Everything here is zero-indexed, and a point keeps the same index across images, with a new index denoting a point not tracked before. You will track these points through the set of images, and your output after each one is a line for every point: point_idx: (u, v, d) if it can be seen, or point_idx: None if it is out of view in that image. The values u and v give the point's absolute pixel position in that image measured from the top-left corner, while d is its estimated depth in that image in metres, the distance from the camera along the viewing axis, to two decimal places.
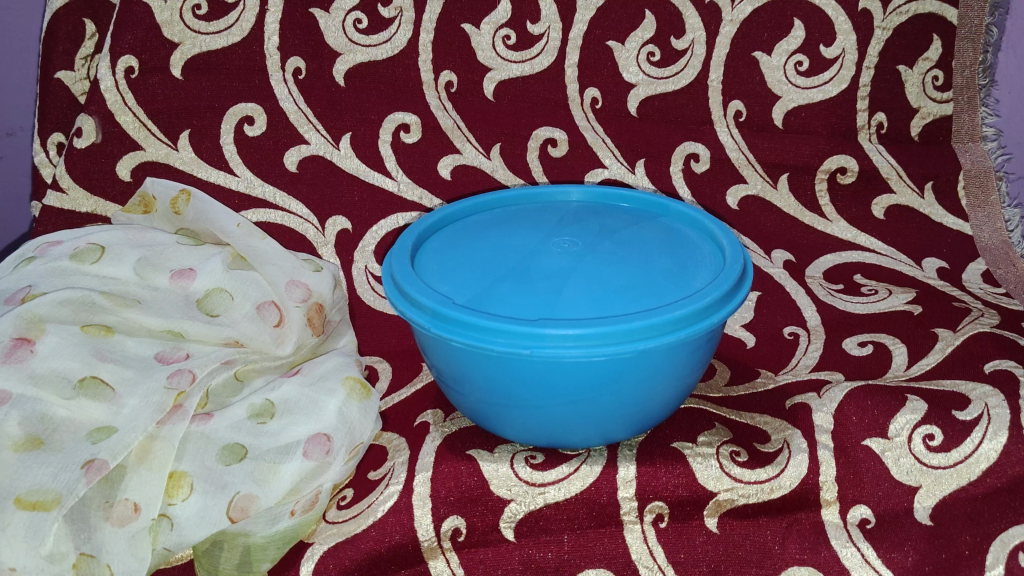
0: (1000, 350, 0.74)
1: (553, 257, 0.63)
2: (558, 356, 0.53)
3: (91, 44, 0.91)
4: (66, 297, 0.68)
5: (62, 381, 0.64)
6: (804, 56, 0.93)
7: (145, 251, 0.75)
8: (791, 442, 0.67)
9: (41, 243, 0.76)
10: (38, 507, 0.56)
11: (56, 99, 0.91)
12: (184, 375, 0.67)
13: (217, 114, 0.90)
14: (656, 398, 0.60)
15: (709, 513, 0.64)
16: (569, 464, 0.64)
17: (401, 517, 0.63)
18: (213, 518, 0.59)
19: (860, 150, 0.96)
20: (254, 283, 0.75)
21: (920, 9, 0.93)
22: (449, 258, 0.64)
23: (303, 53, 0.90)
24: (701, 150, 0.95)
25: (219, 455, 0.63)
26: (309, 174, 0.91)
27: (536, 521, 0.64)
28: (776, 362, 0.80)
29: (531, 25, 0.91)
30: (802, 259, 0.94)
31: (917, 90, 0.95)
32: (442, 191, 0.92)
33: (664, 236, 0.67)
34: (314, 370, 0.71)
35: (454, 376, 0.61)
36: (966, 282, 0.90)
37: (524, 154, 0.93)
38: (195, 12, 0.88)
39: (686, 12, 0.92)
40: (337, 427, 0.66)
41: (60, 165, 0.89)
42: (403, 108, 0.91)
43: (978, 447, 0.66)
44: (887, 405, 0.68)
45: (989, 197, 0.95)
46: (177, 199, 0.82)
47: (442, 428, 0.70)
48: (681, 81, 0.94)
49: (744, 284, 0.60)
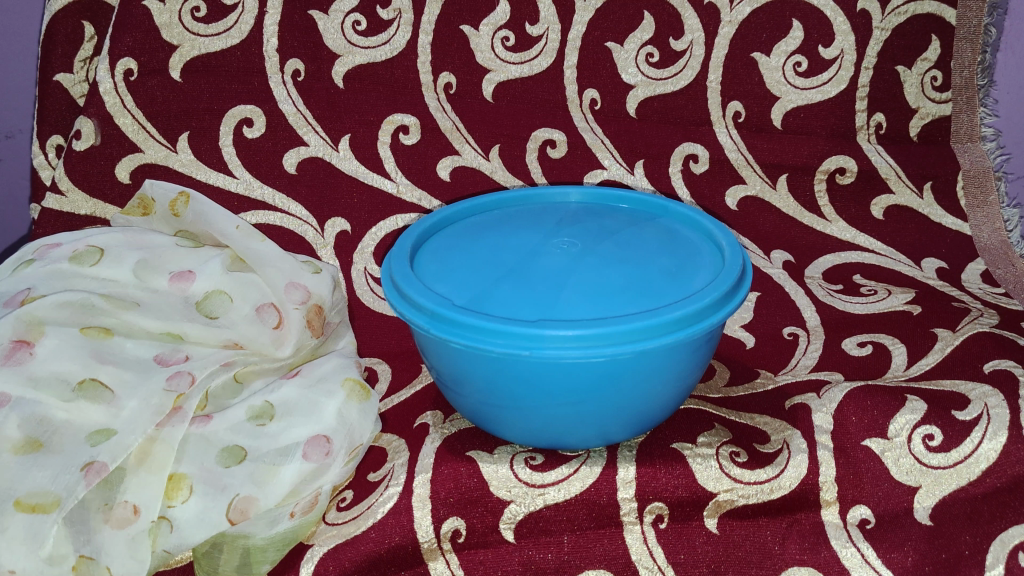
0: (999, 350, 0.74)
1: (552, 257, 0.63)
2: (558, 357, 0.53)
3: (89, 47, 0.91)
4: (66, 299, 0.68)
5: (61, 384, 0.63)
6: (803, 57, 0.94)
7: (145, 253, 0.74)
8: (791, 442, 0.67)
9: (40, 246, 0.76)
10: (38, 509, 0.56)
11: (55, 102, 0.91)
12: (183, 377, 0.67)
13: (216, 116, 0.90)
14: (656, 399, 0.60)
15: (709, 514, 0.64)
16: (569, 465, 0.64)
17: (401, 518, 0.63)
18: (212, 520, 0.59)
19: (859, 150, 0.96)
20: (254, 285, 0.75)
21: (919, 10, 0.93)
22: (449, 259, 0.64)
23: (302, 54, 0.90)
24: (700, 151, 0.95)
25: (218, 457, 0.63)
26: (309, 175, 0.91)
27: (537, 522, 0.64)
28: (776, 362, 0.80)
29: (530, 27, 0.91)
30: (801, 260, 0.94)
31: (916, 90, 0.95)
32: (441, 192, 0.92)
33: (664, 237, 0.67)
34: (313, 372, 0.71)
35: (454, 377, 0.61)
36: (965, 282, 0.90)
37: (523, 155, 0.93)
38: (194, 15, 0.88)
39: (685, 13, 0.92)
40: (337, 429, 0.66)
41: (60, 168, 0.89)
42: (403, 110, 0.91)
43: (977, 447, 0.66)
44: (887, 405, 0.68)
45: (988, 197, 0.95)
46: (176, 201, 0.82)
47: (442, 429, 0.70)
48: (680, 82, 0.94)
49: (743, 284, 0.60)
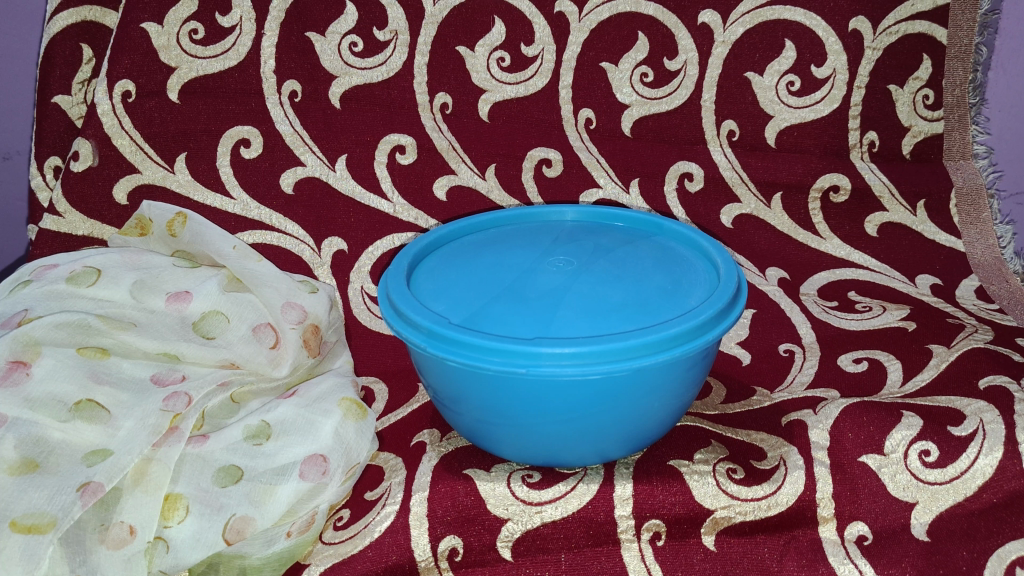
0: (994, 366, 0.74)
1: (547, 275, 0.63)
2: (554, 374, 0.53)
3: (87, 69, 0.92)
4: (63, 320, 0.68)
5: (57, 405, 0.63)
6: (795, 76, 0.94)
7: (141, 274, 0.75)
8: (788, 459, 0.67)
9: (36, 268, 0.76)
10: (33, 530, 0.56)
11: (54, 123, 0.92)
12: (179, 398, 0.66)
13: (213, 137, 0.90)
14: (652, 417, 0.61)
15: (707, 531, 0.64)
16: (566, 483, 0.64)
17: (398, 538, 0.62)
18: (208, 540, 0.59)
19: (853, 168, 0.97)
20: (250, 305, 0.76)
21: (909, 30, 0.93)
22: (445, 278, 0.64)
23: (299, 75, 0.90)
24: (694, 170, 0.95)
25: (215, 477, 0.63)
26: (305, 196, 0.91)
27: (534, 540, 0.63)
28: (772, 379, 0.80)
29: (525, 47, 0.92)
30: (796, 277, 0.94)
31: (907, 109, 0.95)
32: (438, 211, 0.93)
33: (659, 254, 0.67)
34: (309, 392, 0.71)
35: (451, 396, 0.61)
36: (959, 299, 0.91)
37: (519, 174, 0.94)
38: (192, 37, 0.89)
39: (679, 34, 0.93)
40: (334, 447, 0.66)
41: (57, 189, 0.89)
42: (399, 130, 0.92)
43: (973, 463, 0.66)
44: (882, 421, 0.68)
45: (981, 214, 0.95)
46: (172, 222, 0.82)
47: (438, 448, 0.70)
48: (674, 101, 0.94)
49: (739, 301, 0.61)
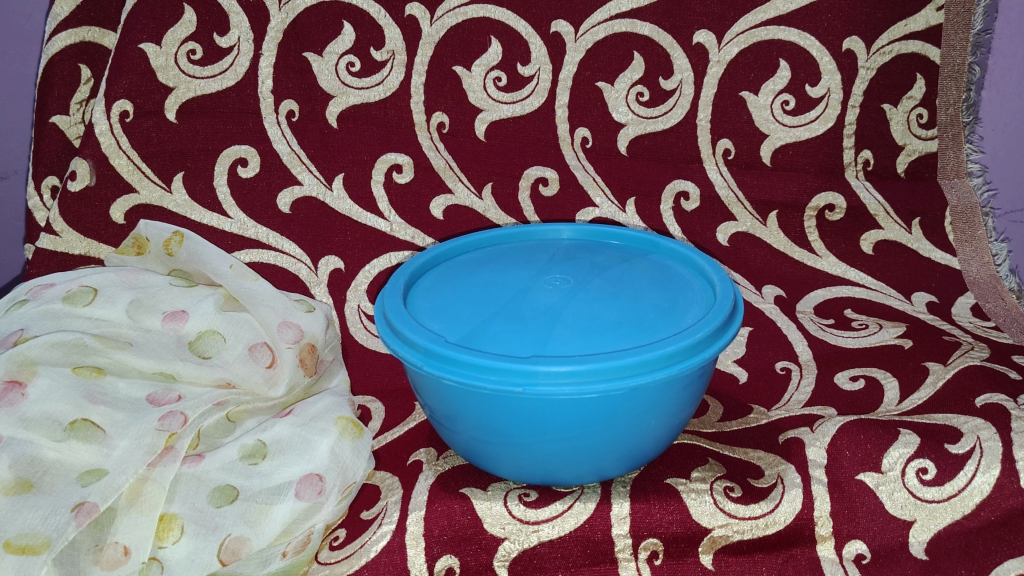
0: (991, 383, 0.74)
1: (544, 294, 0.63)
2: (551, 393, 0.52)
3: (86, 89, 0.92)
4: (58, 339, 0.68)
5: (52, 424, 0.63)
6: (790, 96, 0.95)
7: (138, 293, 0.74)
8: (785, 477, 0.66)
9: (34, 286, 0.76)
10: (27, 550, 0.55)
11: (51, 143, 0.92)
12: (175, 418, 0.66)
13: (211, 156, 0.90)
14: (648, 436, 0.60)
15: (704, 550, 0.64)
16: (563, 502, 0.64)
17: (394, 557, 0.62)
18: (204, 560, 0.59)
19: (847, 186, 0.97)
20: (246, 324, 0.76)
21: (903, 50, 0.94)
22: (442, 296, 0.64)
23: (296, 95, 0.91)
24: (690, 189, 0.96)
25: (211, 497, 0.63)
26: (302, 215, 0.91)
27: (531, 559, 0.63)
28: (769, 397, 0.80)
29: (520, 67, 0.93)
30: (792, 295, 0.95)
31: (902, 128, 0.96)
32: (435, 230, 0.93)
33: (655, 272, 0.67)
34: (306, 411, 0.71)
35: (447, 415, 0.61)
36: (955, 316, 0.91)
37: (515, 193, 0.94)
38: (190, 57, 0.89)
39: (674, 54, 0.93)
40: (330, 467, 0.66)
41: (54, 209, 0.89)
42: (397, 149, 0.92)
43: (971, 480, 0.66)
44: (879, 439, 0.68)
45: (976, 232, 0.96)
46: (169, 241, 0.83)
47: (436, 466, 0.70)
48: (670, 121, 0.95)
49: (735, 318, 0.61)
